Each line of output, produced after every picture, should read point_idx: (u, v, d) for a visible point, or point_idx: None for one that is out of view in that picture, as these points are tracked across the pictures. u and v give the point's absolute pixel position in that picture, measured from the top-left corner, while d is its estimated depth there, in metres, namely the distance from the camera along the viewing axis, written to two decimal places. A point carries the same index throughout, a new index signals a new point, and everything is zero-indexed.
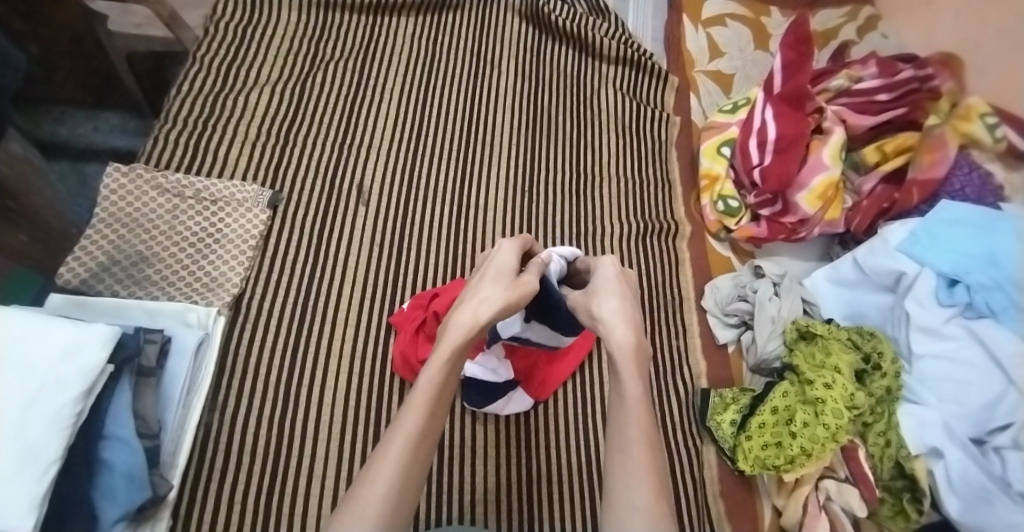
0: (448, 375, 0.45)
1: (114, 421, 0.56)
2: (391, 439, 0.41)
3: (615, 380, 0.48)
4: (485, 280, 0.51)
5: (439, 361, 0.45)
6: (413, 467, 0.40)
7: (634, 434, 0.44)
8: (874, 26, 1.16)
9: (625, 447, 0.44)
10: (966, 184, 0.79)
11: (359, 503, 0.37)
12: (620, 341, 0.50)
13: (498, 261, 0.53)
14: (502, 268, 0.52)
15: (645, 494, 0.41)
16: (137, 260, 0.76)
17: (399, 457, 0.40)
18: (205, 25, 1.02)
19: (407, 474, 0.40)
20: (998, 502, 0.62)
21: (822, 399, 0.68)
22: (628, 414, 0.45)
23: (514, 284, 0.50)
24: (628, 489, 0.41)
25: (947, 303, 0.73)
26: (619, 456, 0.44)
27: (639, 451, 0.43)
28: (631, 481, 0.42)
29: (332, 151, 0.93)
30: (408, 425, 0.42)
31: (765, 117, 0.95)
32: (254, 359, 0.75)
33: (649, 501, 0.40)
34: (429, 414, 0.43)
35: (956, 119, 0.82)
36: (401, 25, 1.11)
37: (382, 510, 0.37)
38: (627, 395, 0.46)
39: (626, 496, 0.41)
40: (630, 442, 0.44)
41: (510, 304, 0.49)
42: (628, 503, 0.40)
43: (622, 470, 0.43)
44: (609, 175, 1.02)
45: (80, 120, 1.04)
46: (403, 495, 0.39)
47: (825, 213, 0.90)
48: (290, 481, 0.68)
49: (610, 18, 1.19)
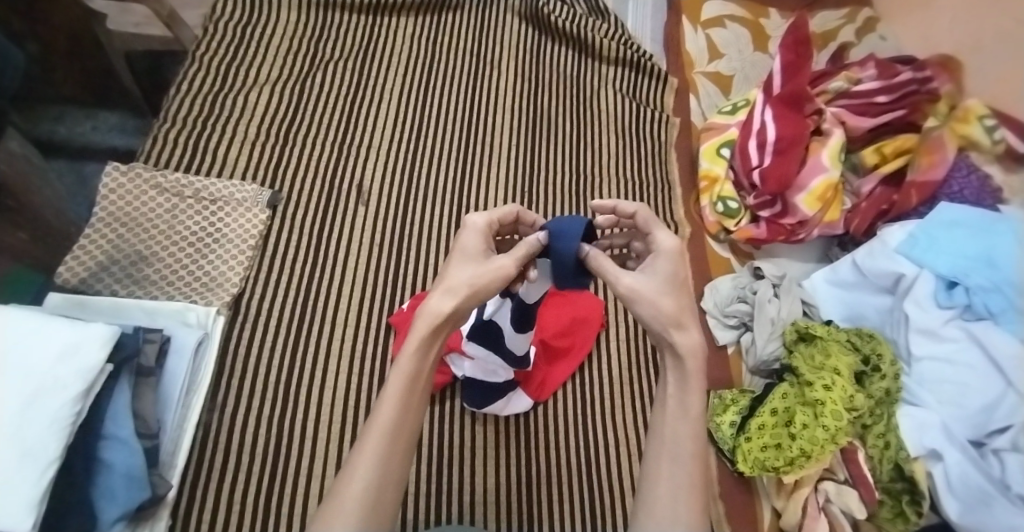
0: (419, 365, 0.42)
1: (113, 421, 0.56)
2: (368, 430, 0.40)
3: (676, 383, 0.43)
4: (450, 267, 0.45)
5: (409, 352, 0.42)
6: (394, 454, 0.40)
7: (685, 444, 0.41)
8: (872, 27, 1.17)
9: (675, 455, 0.41)
10: (964, 187, 0.79)
11: (340, 498, 0.37)
12: (689, 345, 0.43)
13: (467, 239, 0.47)
14: (472, 247, 0.46)
15: (688, 505, 0.39)
16: (136, 259, 0.76)
17: (375, 453, 0.39)
18: (205, 24, 1.02)
19: (386, 462, 0.39)
20: (996, 503, 0.62)
21: (822, 400, 0.68)
22: (684, 423, 0.42)
23: (482, 268, 0.45)
24: (670, 497, 0.39)
25: (945, 305, 0.73)
26: (664, 461, 0.41)
27: (687, 466, 0.40)
28: (675, 493, 0.39)
29: (331, 151, 0.93)
30: (382, 417, 0.40)
31: (765, 119, 0.95)
32: (253, 359, 0.74)
33: (691, 516, 0.39)
34: (402, 408, 0.41)
35: (954, 121, 0.82)
36: (400, 26, 1.11)
37: (362, 503, 0.37)
38: (690, 406, 0.42)
39: (667, 504, 0.39)
40: (682, 454, 0.41)
41: (479, 290, 0.44)
42: (668, 513, 0.39)
43: (665, 480, 0.40)
44: (609, 174, 1.02)
45: (79, 120, 1.04)
46: (385, 481, 0.39)
47: (824, 214, 0.90)
48: (290, 479, 0.68)
49: (610, 18, 1.19)
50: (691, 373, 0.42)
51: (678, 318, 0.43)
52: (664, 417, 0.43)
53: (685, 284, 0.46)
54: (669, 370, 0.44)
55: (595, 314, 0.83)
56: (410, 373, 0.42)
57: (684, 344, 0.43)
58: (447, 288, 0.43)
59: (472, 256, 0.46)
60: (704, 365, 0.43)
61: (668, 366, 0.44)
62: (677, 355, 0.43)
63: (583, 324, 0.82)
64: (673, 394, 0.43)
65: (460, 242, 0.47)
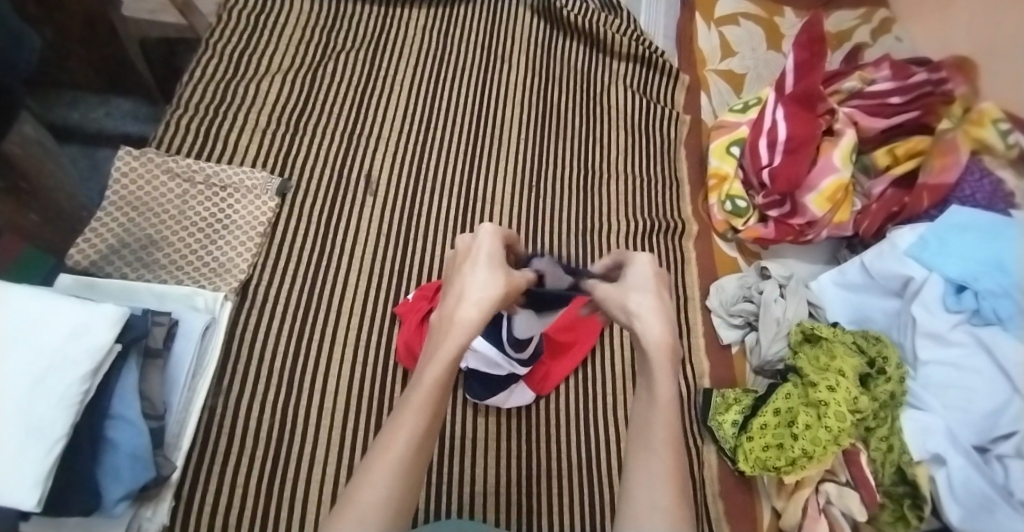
0: (450, 372, 0.45)
1: (119, 401, 0.57)
2: (394, 433, 0.42)
3: (645, 379, 0.47)
4: (481, 273, 0.50)
5: (444, 357, 0.45)
6: (417, 460, 0.42)
7: (658, 432, 0.42)
8: (888, 29, 1.16)
9: (650, 443, 0.42)
10: (976, 190, 0.78)
11: (365, 498, 0.38)
12: (654, 336, 0.47)
13: (485, 244, 0.53)
14: (495, 255, 0.52)
15: (666, 491, 0.39)
16: (146, 243, 0.77)
17: (398, 459, 0.40)
18: (219, 13, 1.02)
19: (411, 465, 0.41)
20: (998, 510, 0.61)
21: (825, 401, 0.68)
22: (656, 413, 0.44)
23: (508, 275, 0.51)
24: (648, 486, 0.40)
25: (954, 310, 0.73)
26: (640, 453, 0.42)
27: (658, 455, 0.41)
28: (651, 479, 0.40)
29: (341, 141, 0.94)
30: (410, 422, 0.42)
31: (777, 117, 0.94)
32: (258, 344, 0.75)
33: (669, 505, 0.38)
34: (429, 415, 0.43)
35: (969, 123, 0.80)
36: (412, 17, 1.11)
37: (384, 508, 0.38)
38: (658, 394, 0.45)
39: (646, 494, 0.39)
40: (655, 441, 0.42)
41: (507, 294, 0.51)
42: (647, 500, 0.39)
43: (643, 474, 0.40)
44: (618, 170, 1.01)
45: (93, 105, 1.05)
46: (409, 483, 0.40)
47: (834, 216, 0.89)
48: (292, 466, 0.68)
49: (622, 14, 1.19)
50: (655, 363, 0.46)
51: (648, 309, 0.49)
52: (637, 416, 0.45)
53: (660, 281, 0.52)
54: (644, 370, 0.48)
55: (600, 310, 0.81)
56: (437, 383, 0.44)
57: (649, 336, 0.47)
58: (484, 292, 0.48)
59: (494, 261, 0.51)
60: (670, 357, 0.46)
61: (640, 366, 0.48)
62: (643, 349, 0.48)
63: (589, 320, 0.81)
64: (647, 390, 0.46)
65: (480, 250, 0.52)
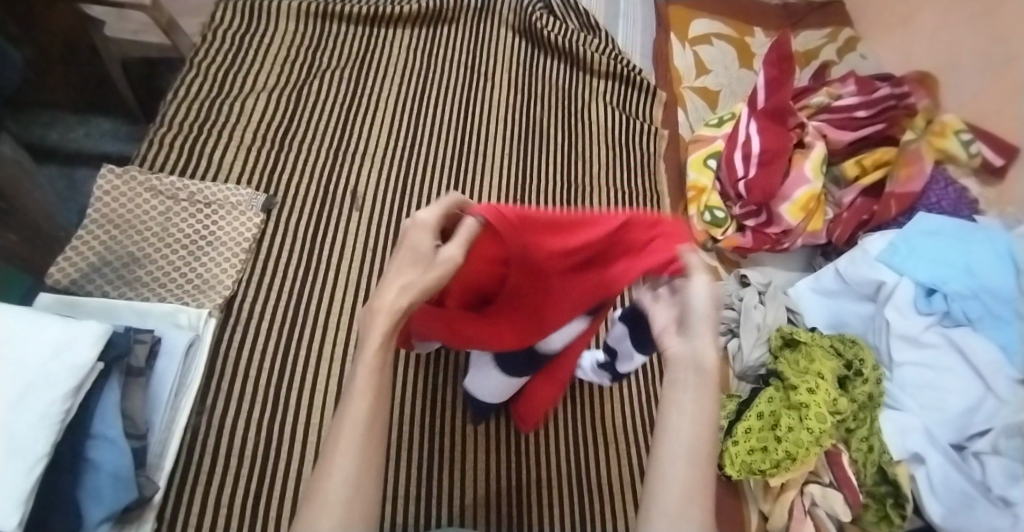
0: (384, 358, 0.39)
1: (101, 420, 0.56)
2: (341, 428, 0.37)
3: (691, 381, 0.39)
4: (397, 264, 0.40)
5: (373, 347, 0.38)
6: (370, 450, 0.38)
7: (705, 448, 0.37)
8: (854, 46, 1.21)
9: (691, 455, 0.36)
10: (942, 198, 0.86)
11: (321, 496, 0.35)
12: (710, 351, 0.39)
13: (414, 237, 0.41)
14: (422, 245, 0.40)
15: (702, 508, 0.35)
16: (128, 261, 0.76)
17: (351, 448, 0.37)
18: (203, 33, 1.03)
19: (364, 455, 0.37)
20: (978, 505, 0.64)
21: (806, 403, 0.70)
22: (701, 423, 0.37)
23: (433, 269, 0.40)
24: (682, 499, 0.35)
25: (925, 312, 0.76)
26: (679, 462, 0.36)
27: (693, 468, 0.36)
28: (689, 494, 0.35)
29: (326, 157, 0.94)
30: (354, 409, 0.38)
31: (751, 131, 0.97)
32: (243, 360, 0.75)
33: (704, 521, 0.35)
34: (376, 398, 0.38)
35: (931, 135, 0.90)
36: (396, 38, 1.13)
37: (340, 507, 0.35)
38: (707, 403, 0.38)
39: (678, 500, 0.35)
40: (695, 451, 0.37)
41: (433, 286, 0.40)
42: (682, 516, 0.34)
43: (679, 480, 0.36)
44: (601, 183, 1.04)
45: (71, 125, 1.06)
46: (362, 480, 0.36)
47: (808, 224, 0.93)
48: (278, 483, 0.67)
49: (600, 34, 1.22)
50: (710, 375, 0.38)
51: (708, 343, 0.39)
52: (668, 405, 0.39)
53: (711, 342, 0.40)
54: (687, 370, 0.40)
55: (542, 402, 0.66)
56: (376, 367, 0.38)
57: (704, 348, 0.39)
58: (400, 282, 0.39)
59: (422, 254, 0.40)
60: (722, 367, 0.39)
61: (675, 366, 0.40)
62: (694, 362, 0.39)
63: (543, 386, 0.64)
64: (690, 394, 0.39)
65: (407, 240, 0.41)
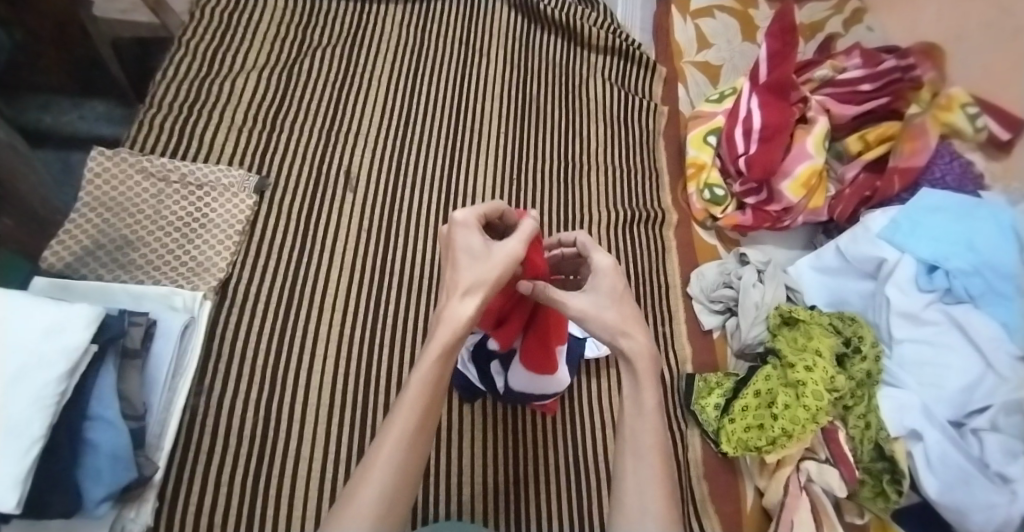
0: (440, 373, 0.45)
1: (98, 402, 0.56)
2: (386, 435, 0.43)
3: (630, 384, 0.47)
4: (459, 269, 0.45)
5: (430, 360, 0.44)
6: (411, 456, 0.43)
7: (651, 437, 0.46)
8: (859, 18, 1.19)
9: (637, 449, 0.46)
10: (947, 172, 0.85)
11: (357, 501, 0.40)
12: (637, 350, 0.47)
13: (462, 236, 0.46)
14: (469, 246, 0.46)
15: (655, 495, 0.43)
16: (122, 244, 0.76)
17: (391, 457, 0.42)
18: (192, 11, 1.01)
19: (404, 464, 0.42)
20: (975, 482, 0.63)
21: (803, 381, 0.69)
22: (642, 421, 0.46)
23: (488, 264, 0.45)
24: (636, 491, 0.44)
25: (927, 289, 0.75)
26: (629, 459, 0.46)
27: (642, 459, 0.45)
28: (641, 485, 0.44)
29: (320, 138, 0.93)
30: (399, 423, 0.43)
31: (751, 106, 0.95)
32: (240, 342, 0.75)
33: (659, 510, 0.43)
34: (423, 415, 0.44)
35: (936, 108, 0.89)
36: (389, 14, 1.11)
37: (373, 510, 0.40)
38: (645, 403, 0.46)
39: (635, 489, 0.44)
40: (642, 447, 0.45)
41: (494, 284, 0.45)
42: (638, 509, 0.43)
43: (634, 473, 0.45)
44: (599, 162, 1.02)
45: (66, 109, 1.05)
46: (399, 488, 0.42)
47: (809, 201, 0.91)
48: (277, 462, 0.68)
49: (599, 8, 1.19)
50: (640, 373, 0.46)
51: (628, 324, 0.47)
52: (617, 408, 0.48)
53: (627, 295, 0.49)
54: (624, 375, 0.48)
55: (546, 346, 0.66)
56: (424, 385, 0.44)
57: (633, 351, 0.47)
58: (463, 289, 0.44)
59: (475, 255, 0.45)
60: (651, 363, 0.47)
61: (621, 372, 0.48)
62: (630, 363, 0.47)
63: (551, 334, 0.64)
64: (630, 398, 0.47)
65: (458, 243, 0.46)
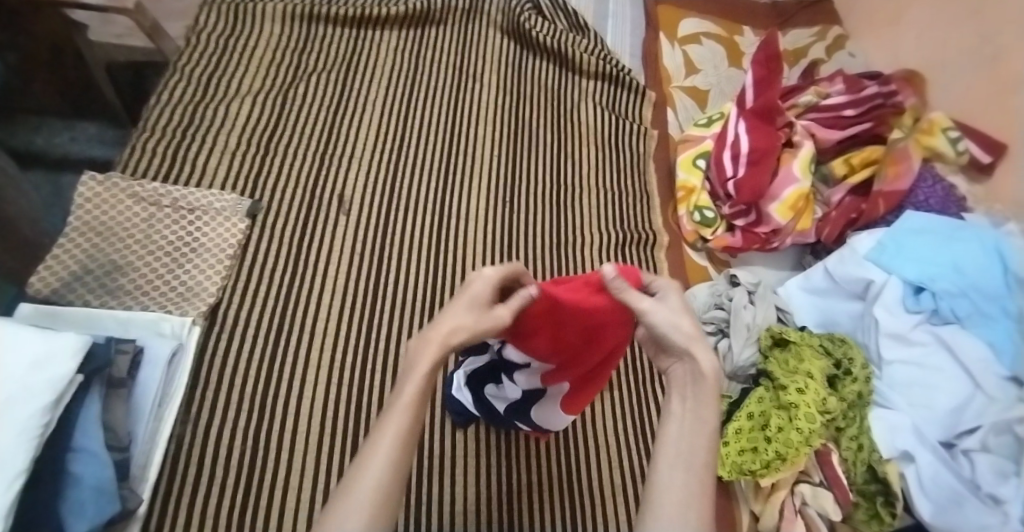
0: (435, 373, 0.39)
1: (82, 433, 0.55)
2: (379, 437, 0.37)
3: (691, 395, 0.41)
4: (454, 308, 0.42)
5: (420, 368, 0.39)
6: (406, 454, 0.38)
7: (702, 455, 0.38)
8: (840, 46, 1.22)
9: (688, 462, 0.38)
10: (930, 196, 0.87)
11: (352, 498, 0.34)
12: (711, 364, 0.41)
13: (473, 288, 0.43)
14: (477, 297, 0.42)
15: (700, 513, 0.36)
16: (111, 269, 0.75)
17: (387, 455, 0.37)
18: (187, 36, 1.02)
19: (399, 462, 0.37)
20: (967, 503, 0.63)
21: (795, 403, 0.70)
22: (700, 435, 0.39)
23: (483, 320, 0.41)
24: (680, 503, 0.36)
25: (913, 310, 0.76)
26: (676, 471, 0.38)
27: (689, 475, 0.38)
28: (686, 498, 0.36)
29: (313, 161, 0.94)
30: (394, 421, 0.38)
31: (738, 131, 0.97)
32: (229, 369, 0.74)
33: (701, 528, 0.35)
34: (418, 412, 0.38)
35: (919, 132, 0.91)
36: (383, 39, 1.13)
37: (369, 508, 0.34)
38: (705, 417, 0.40)
39: (675, 507, 0.36)
40: (694, 461, 0.38)
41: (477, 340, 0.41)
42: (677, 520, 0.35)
43: (677, 486, 0.37)
44: (590, 185, 1.03)
45: (57, 130, 1.05)
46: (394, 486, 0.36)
47: (797, 223, 0.93)
48: (265, 493, 0.66)
49: (589, 35, 1.22)
50: (706, 389, 0.40)
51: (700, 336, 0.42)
52: (667, 416, 0.41)
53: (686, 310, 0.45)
54: (687, 386, 0.42)
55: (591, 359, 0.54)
56: (424, 379, 0.39)
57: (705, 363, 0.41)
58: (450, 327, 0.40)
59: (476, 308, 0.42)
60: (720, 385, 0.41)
61: (682, 379, 0.42)
62: (698, 370, 0.41)
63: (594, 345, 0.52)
64: (689, 409, 0.41)
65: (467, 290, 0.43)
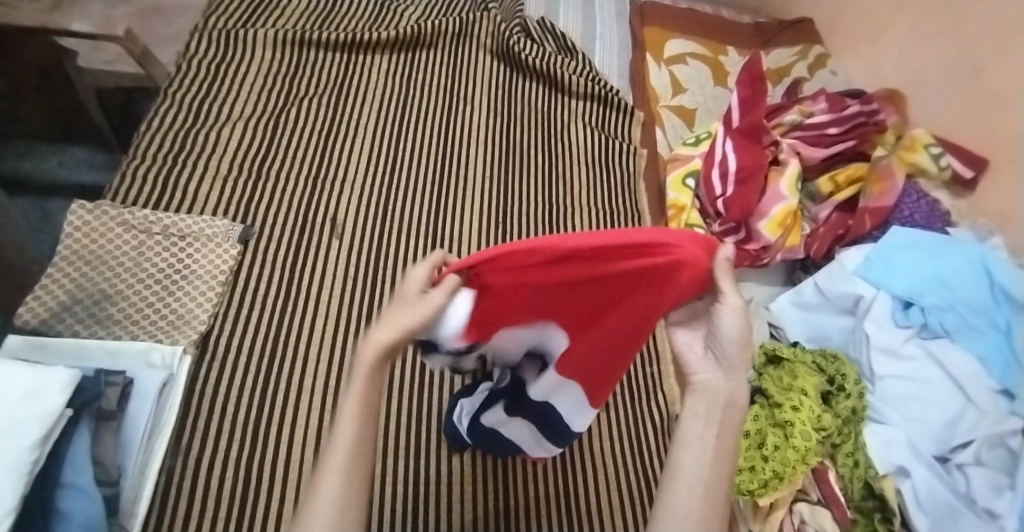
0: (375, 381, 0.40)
1: (71, 469, 0.53)
2: (332, 452, 0.39)
3: (712, 419, 0.42)
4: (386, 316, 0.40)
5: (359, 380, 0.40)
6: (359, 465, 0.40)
7: (721, 487, 0.41)
8: (822, 64, 1.25)
9: (707, 491, 0.40)
10: (914, 211, 0.88)
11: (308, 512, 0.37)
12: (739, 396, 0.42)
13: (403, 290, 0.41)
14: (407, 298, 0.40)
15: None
16: (100, 298, 0.74)
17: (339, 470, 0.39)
18: (178, 62, 1.03)
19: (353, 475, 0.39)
20: (963, 518, 0.63)
21: (791, 421, 0.70)
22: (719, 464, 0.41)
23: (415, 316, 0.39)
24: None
25: (903, 325, 0.77)
26: (694, 500, 0.40)
27: (706, 503, 0.40)
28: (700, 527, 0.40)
29: (304, 185, 0.94)
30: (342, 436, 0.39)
31: (726, 150, 0.98)
32: (221, 397, 0.73)
33: None
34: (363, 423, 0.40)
35: (902, 149, 0.93)
36: (375, 63, 1.14)
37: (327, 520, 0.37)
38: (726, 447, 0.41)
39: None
40: (713, 490, 0.41)
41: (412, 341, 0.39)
42: None
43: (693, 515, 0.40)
44: (581, 204, 1.04)
45: (46, 155, 1.05)
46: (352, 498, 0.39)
47: (786, 239, 0.94)
48: (258, 524, 0.65)
49: (578, 56, 1.24)
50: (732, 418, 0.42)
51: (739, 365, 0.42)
52: (688, 437, 0.42)
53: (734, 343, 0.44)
54: (711, 409, 0.42)
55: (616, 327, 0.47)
56: (361, 393, 0.40)
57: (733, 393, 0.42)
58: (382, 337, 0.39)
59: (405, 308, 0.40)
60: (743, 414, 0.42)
61: (707, 400, 0.43)
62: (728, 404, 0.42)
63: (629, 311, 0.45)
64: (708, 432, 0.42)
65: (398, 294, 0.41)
